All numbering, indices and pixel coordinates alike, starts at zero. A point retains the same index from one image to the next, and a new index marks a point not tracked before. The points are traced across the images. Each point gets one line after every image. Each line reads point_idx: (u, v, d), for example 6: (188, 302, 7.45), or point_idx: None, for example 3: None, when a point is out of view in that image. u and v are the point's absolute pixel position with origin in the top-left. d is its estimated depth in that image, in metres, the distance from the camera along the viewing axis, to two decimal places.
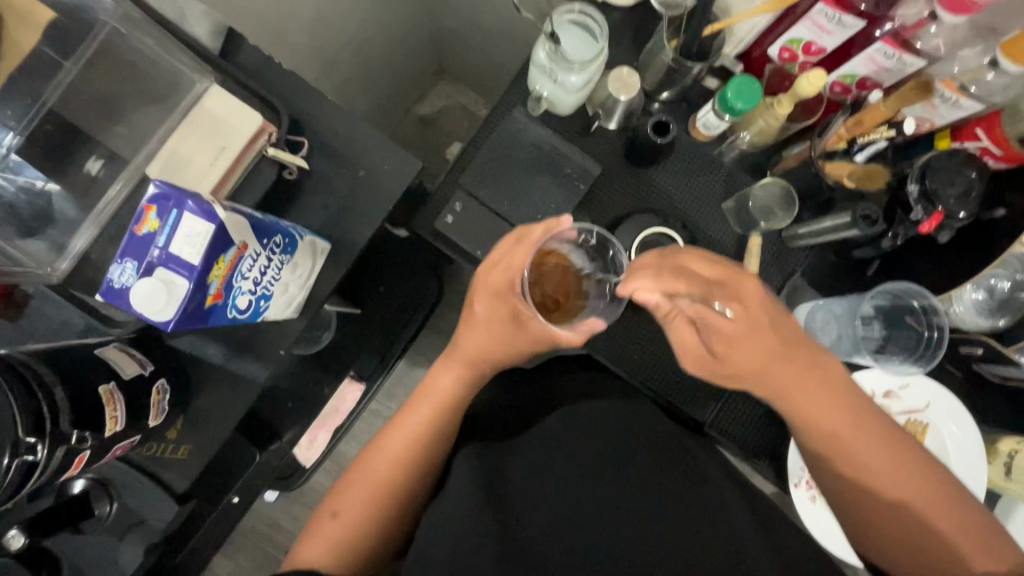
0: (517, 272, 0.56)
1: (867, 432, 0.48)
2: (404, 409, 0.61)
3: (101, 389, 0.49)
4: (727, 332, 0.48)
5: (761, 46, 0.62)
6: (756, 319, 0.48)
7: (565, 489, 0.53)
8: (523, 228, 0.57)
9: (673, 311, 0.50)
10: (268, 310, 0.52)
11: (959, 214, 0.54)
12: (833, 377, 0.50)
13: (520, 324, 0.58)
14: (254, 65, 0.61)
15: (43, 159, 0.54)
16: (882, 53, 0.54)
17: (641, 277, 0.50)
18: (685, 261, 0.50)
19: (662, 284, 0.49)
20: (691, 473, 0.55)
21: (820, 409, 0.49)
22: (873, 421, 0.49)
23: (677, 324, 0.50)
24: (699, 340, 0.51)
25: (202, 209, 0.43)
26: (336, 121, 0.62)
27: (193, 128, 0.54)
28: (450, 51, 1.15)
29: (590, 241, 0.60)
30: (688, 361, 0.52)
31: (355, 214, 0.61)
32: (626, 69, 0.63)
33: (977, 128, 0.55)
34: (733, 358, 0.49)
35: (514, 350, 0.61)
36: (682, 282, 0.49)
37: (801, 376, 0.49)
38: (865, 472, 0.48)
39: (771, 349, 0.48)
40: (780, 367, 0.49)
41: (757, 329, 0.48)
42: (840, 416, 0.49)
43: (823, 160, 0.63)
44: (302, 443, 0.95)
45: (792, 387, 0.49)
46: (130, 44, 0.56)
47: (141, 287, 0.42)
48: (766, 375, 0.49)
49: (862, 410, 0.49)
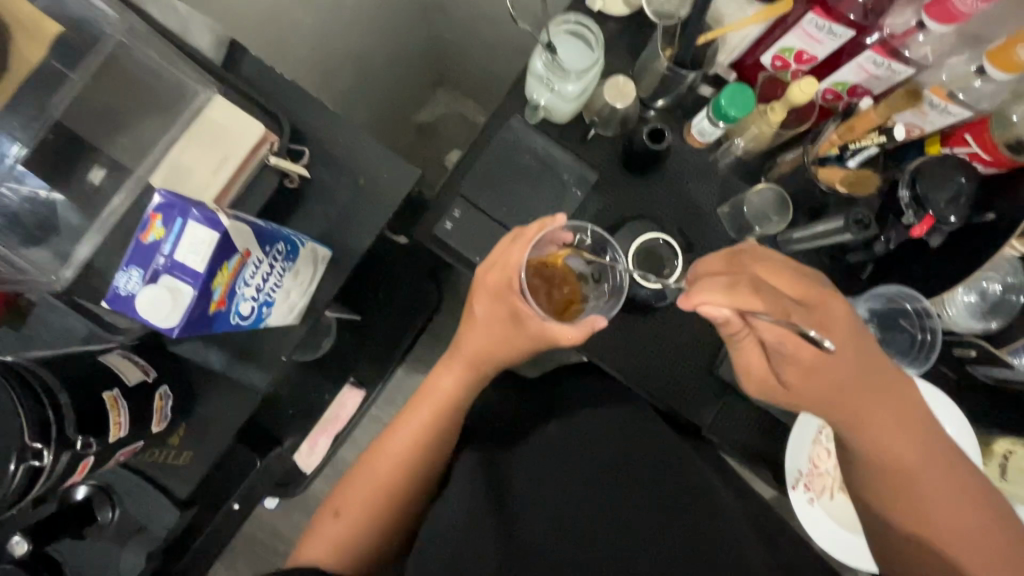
0: (515, 269, 0.56)
1: (942, 468, 0.48)
2: (404, 412, 0.61)
3: (105, 395, 0.49)
4: (812, 360, 0.46)
5: (753, 55, 0.63)
6: (848, 349, 0.47)
7: (569, 492, 0.54)
8: (519, 228, 0.58)
9: (741, 330, 0.47)
10: (269, 316, 0.53)
11: (951, 218, 0.55)
12: (914, 411, 0.49)
13: (520, 323, 0.58)
14: (256, 76, 0.62)
15: (47, 168, 0.55)
16: (871, 61, 0.55)
17: (709, 291, 0.47)
18: (773, 281, 0.48)
19: (734, 300, 0.46)
20: (691, 476, 0.55)
21: (898, 445, 0.48)
22: (945, 459, 0.49)
23: (748, 344, 0.48)
24: (770, 365, 0.49)
25: (207, 217, 0.43)
26: (337, 130, 0.63)
27: (196, 137, 0.55)
28: (448, 60, 1.17)
29: (585, 242, 0.62)
30: (750, 379, 0.51)
31: (355, 221, 0.62)
32: (623, 78, 0.64)
33: (966, 134, 0.56)
34: (817, 386, 0.47)
35: (514, 351, 0.60)
36: (759, 301, 0.46)
37: (885, 408, 0.48)
38: (928, 509, 0.48)
39: (854, 380, 0.47)
40: (866, 400, 0.47)
41: (851, 355, 0.47)
42: (916, 454, 0.48)
43: (816, 165, 0.64)
44: (302, 450, 0.95)
45: (876, 420, 0.48)
46: (134, 56, 0.57)
47: (146, 294, 0.43)
48: (849, 406, 0.48)
49: (933, 447, 0.49)
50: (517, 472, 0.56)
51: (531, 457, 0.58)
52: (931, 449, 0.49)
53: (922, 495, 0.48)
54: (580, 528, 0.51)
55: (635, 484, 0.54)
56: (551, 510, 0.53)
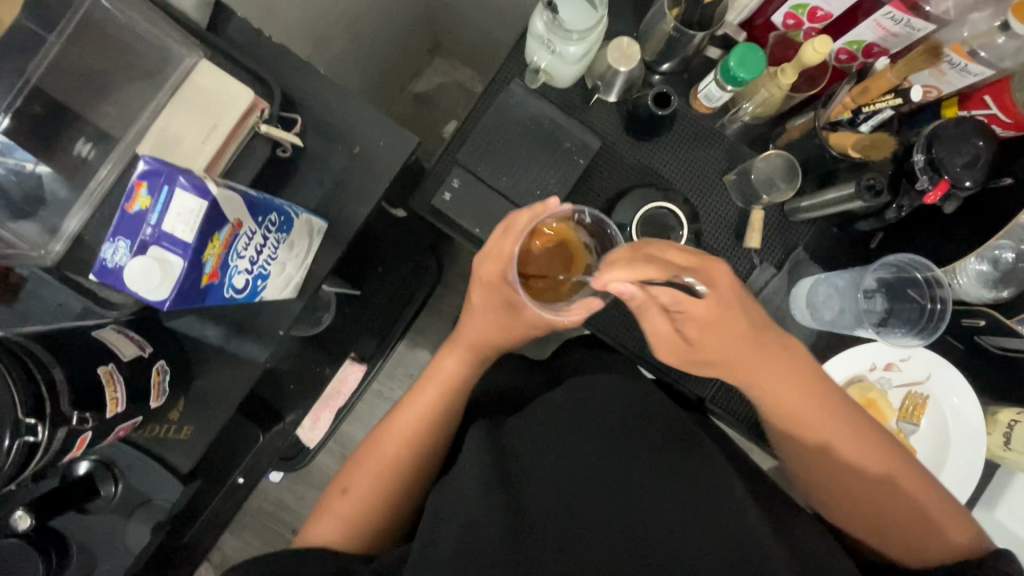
0: (508, 258, 0.56)
1: (834, 410, 0.49)
2: (411, 393, 0.62)
3: (100, 370, 0.48)
4: (699, 316, 0.48)
5: (765, 14, 0.61)
6: (729, 305, 0.48)
7: (573, 455, 0.53)
8: (509, 217, 0.56)
9: (647, 302, 0.48)
10: (265, 289, 0.52)
11: (965, 183, 0.53)
12: (801, 368, 0.50)
13: (516, 311, 0.60)
14: (246, 42, 0.59)
15: (32, 139, 0.52)
16: (890, 17, 0.52)
17: (616, 270, 0.48)
18: (658, 249, 0.49)
19: (635, 271, 0.47)
20: (692, 444, 0.55)
21: (796, 398, 0.49)
22: (841, 409, 0.49)
23: (650, 313, 0.49)
24: (672, 326, 0.50)
25: (194, 185, 0.42)
26: (330, 96, 0.60)
27: (182, 105, 0.53)
28: (445, 25, 1.12)
29: (583, 221, 0.59)
30: (659, 343, 0.52)
31: (352, 192, 0.60)
32: (627, 39, 0.62)
33: (985, 95, 0.53)
34: (706, 341, 0.49)
35: (514, 335, 0.62)
36: (656, 269, 0.47)
37: (767, 361, 0.49)
38: (829, 445, 0.49)
39: (738, 334, 0.48)
40: (749, 353, 0.49)
41: (729, 314, 0.48)
42: (809, 405, 0.49)
43: (827, 130, 0.61)
44: (305, 424, 0.95)
45: (761, 377, 0.49)
46: (115, 18, 0.54)
47: (134, 266, 0.41)
48: (733, 356, 0.49)
49: (837, 399, 0.50)
50: (520, 443, 0.56)
51: (536, 426, 0.58)
52: (827, 401, 0.49)
53: (837, 447, 0.49)
54: (587, 491, 0.50)
55: (643, 449, 0.53)
56: (552, 477, 0.52)
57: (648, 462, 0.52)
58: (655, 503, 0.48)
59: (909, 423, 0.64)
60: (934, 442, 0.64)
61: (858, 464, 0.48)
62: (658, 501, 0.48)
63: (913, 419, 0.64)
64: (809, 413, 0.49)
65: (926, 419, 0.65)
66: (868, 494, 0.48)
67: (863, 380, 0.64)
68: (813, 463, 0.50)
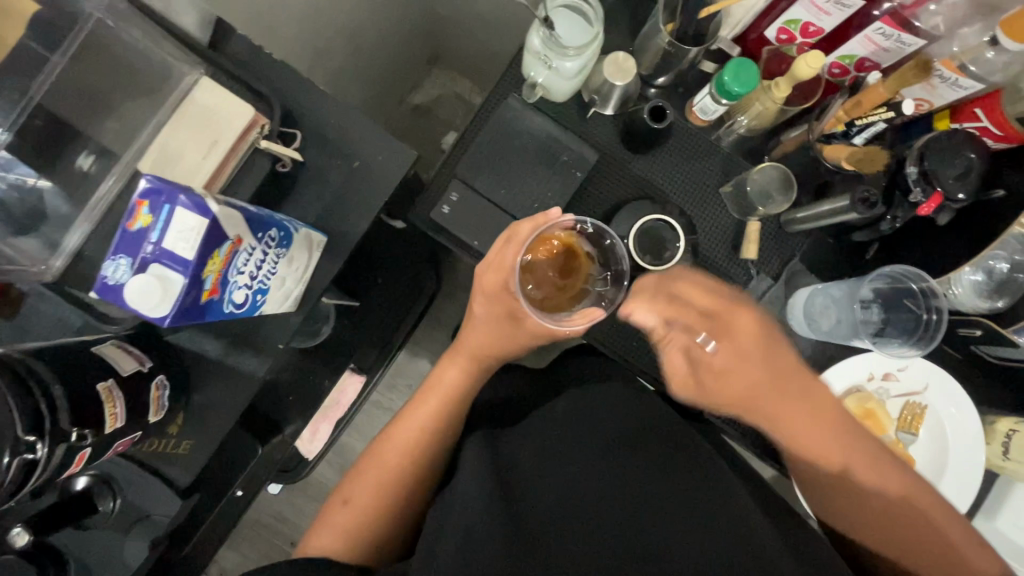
0: (511, 269, 0.57)
1: (850, 441, 0.50)
2: (413, 404, 0.62)
3: (100, 386, 0.48)
4: (716, 361, 0.51)
5: (758, 29, 0.61)
6: (749, 356, 0.50)
7: (572, 465, 0.53)
8: (511, 228, 0.57)
9: (666, 337, 0.52)
10: (265, 304, 0.52)
11: (958, 195, 0.53)
12: (819, 401, 0.51)
13: (517, 321, 0.60)
14: (245, 57, 0.60)
15: (34, 155, 0.53)
16: (880, 32, 0.53)
17: (639, 301, 0.52)
18: (683, 289, 0.52)
19: (658, 309, 0.51)
20: (691, 451, 0.55)
21: (815, 443, 0.50)
22: (859, 438, 0.51)
23: (670, 353, 0.53)
24: (688, 369, 0.53)
25: (195, 203, 0.42)
26: (329, 110, 0.61)
27: (183, 122, 0.53)
28: (444, 38, 1.13)
29: (585, 231, 0.60)
30: (678, 386, 0.54)
31: (351, 206, 0.61)
32: (623, 54, 0.62)
33: (976, 109, 0.54)
34: (723, 389, 0.51)
35: (515, 345, 0.62)
36: (677, 309, 0.51)
37: (783, 399, 0.50)
38: (853, 475, 0.50)
39: (755, 373, 0.50)
40: (767, 400, 0.50)
41: (748, 356, 0.50)
42: (828, 440, 0.50)
43: (822, 143, 0.63)
44: (304, 436, 0.95)
45: (780, 413, 0.51)
46: (117, 36, 0.55)
47: (134, 284, 0.41)
48: (749, 396, 0.51)
49: (854, 435, 0.51)
50: (521, 453, 0.56)
51: (538, 434, 0.58)
52: (850, 441, 0.50)
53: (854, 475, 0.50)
54: (584, 503, 0.50)
55: (643, 458, 0.53)
56: (552, 487, 0.52)
57: (648, 471, 0.52)
58: (654, 512, 0.48)
59: (907, 433, 0.65)
60: (932, 453, 0.65)
61: (882, 492, 0.49)
62: (657, 510, 0.49)
63: (912, 430, 0.64)
64: (825, 447, 0.50)
65: (925, 429, 0.65)
66: (896, 523, 0.48)
67: (862, 390, 0.64)
68: (837, 493, 0.51)
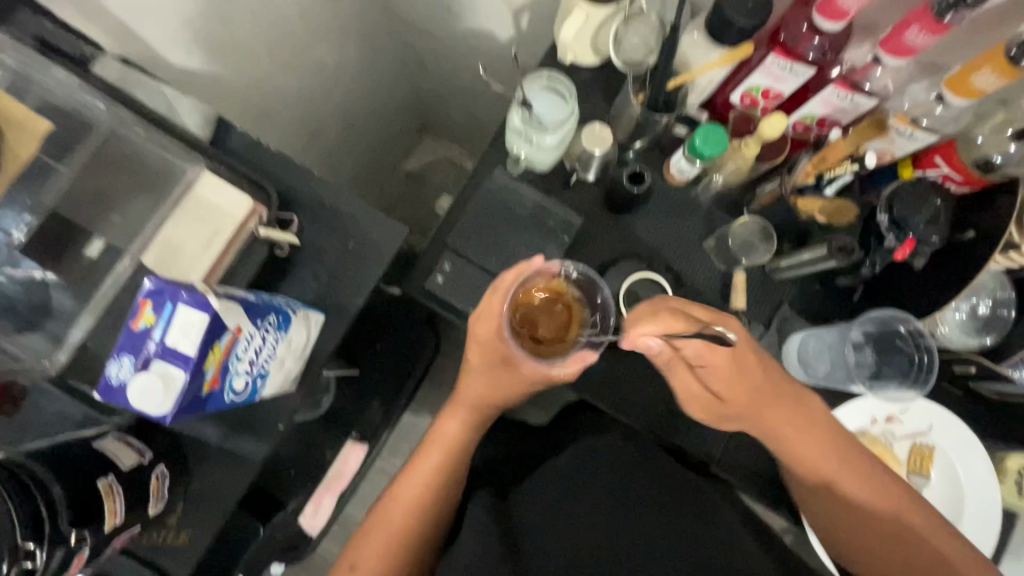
0: (500, 316, 0.57)
1: (850, 463, 0.55)
2: (416, 458, 0.61)
3: (100, 483, 0.49)
4: (724, 369, 0.52)
5: (723, 94, 0.65)
6: (745, 362, 0.53)
7: (584, 519, 0.53)
8: (497, 276, 0.58)
9: (674, 356, 0.53)
10: (264, 387, 0.53)
11: (932, 239, 0.55)
12: (819, 420, 0.56)
13: (512, 368, 0.59)
14: (243, 149, 0.63)
15: (43, 253, 0.55)
16: (836, 95, 0.57)
17: (645, 323, 0.53)
18: (688, 306, 0.54)
19: (662, 325, 0.52)
20: (701, 505, 0.54)
21: (809, 449, 0.55)
22: (846, 455, 0.55)
23: (678, 371, 0.54)
24: (702, 385, 0.54)
25: (197, 300, 0.44)
26: (324, 192, 0.64)
27: (187, 216, 0.56)
28: (433, 109, 1.20)
29: (571, 276, 0.62)
30: (691, 403, 0.56)
31: (347, 283, 0.63)
32: (599, 124, 0.66)
33: (936, 157, 0.57)
34: (732, 400, 0.54)
35: (510, 393, 0.62)
36: (682, 323, 0.53)
37: (786, 417, 0.55)
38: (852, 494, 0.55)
39: (759, 390, 0.54)
40: (767, 408, 0.54)
41: (746, 370, 0.53)
42: (826, 455, 0.55)
43: (795, 195, 0.65)
44: (306, 512, 0.89)
45: (781, 427, 0.55)
46: (124, 140, 0.58)
47: (138, 383, 0.43)
48: (754, 412, 0.55)
49: (842, 444, 0.56)
50: (529, 507, 0.56)
51: (543, 492, 0.57)
52: (827, 436, 0.56)
53: (836, 482, 0.55)
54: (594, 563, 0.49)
55: (652, 509, 0.53)
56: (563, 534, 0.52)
57: (655, 517, 0.53)
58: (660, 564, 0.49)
59: (919, 476, 0.64)
60: (946, 494, 0.64)
61: (879, 510, 0.54)
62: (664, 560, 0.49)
63: (923, 472, 0.63)
64: (821, 462, 0.55)
65: (936, 471, 0.64)
66: (895, 539, 0.53)
67: (868, 434, 0.64)
68: (832, 511, 0.55)
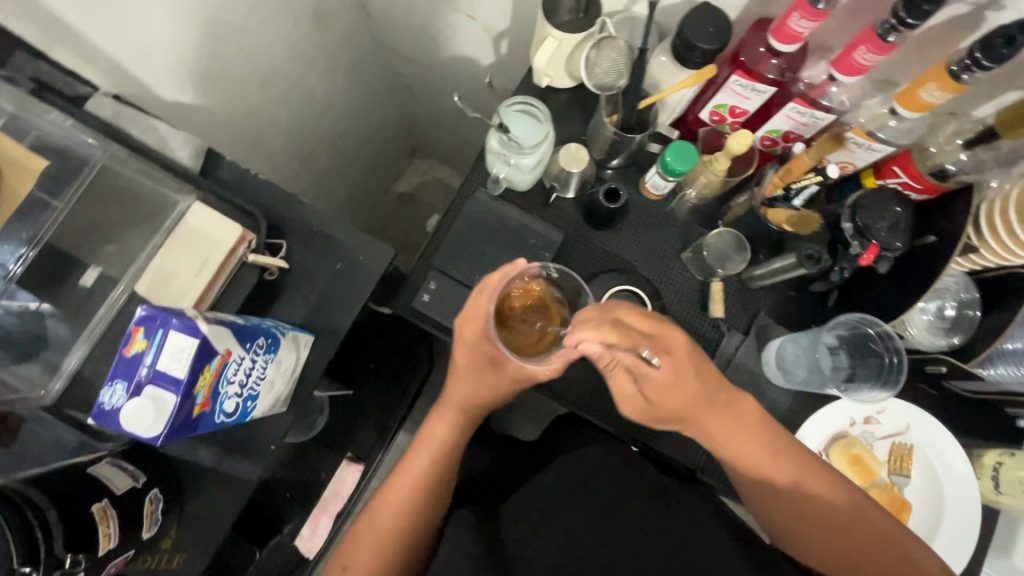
0: (486, 316, 0.58)
1: (806, 468, 0.55)
2: (403, 462, 0.63)
3: (94, 507, 0.50)
4: (658, 379, 0.52)
5: (694, 112, 0.69)
6: (682, 367, 0.52)
7: (565, 532, 0.54)
8: (483, 278, 0.60)
9: (613, 360, 0.53)
10: (254, 409, 0.55)
11: (895, 245, 0.57)
12: (767, 427, 0.56)
13: (499, 367, 0.61)
14: (234, 178, 0.66)
15: (39, 286, 0.57)
16: (796, 111, 0.60)
17: (584, 331, 0.53)
18: (625, 312, 0.53)
19: (602, 334, 0.52)
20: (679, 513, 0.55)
21: (753, 455, 0.55)
22: (804, 462, 0.56)
23: (617, 373, 0.55)
24: (635, 388, 0.55)
25: (186, 325, 0.45)
26: (313, 218, 0.66)
27: (178, 244, 0.58)
28: (421, 132, 1.23)
29: (551, 276, 0.63)
30: (625, 404, 0.57)
31: (336, 305, 0.65)
32: (574, 145, 0.69)
33: (894, 166, 0.59)
34: (667, 402, 0.54)
35: (498, 394, 0.63)
36: (617, 334, 0.52)
37: (713, 417, 0.55)
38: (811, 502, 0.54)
39: (692, 398, 0.54)
40: (702, 413, 0.55)
41: (683, 376, 0.53)
42: (776, 461, 0.55)
43: (765, 206, 0.69)
44: (304, 534, 0.92)
45: (715, 429, 0.56)
46: (118, 175, 0.61)
47: (131, 407, 0.44)
48: (683, 414, 0.55)
49: (796, 450, 0.56)
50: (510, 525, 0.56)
51: (525, 507, 0.58)
52: (772, 440, 0.56)
53: (806, 486, 0.55)
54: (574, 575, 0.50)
55: (633, 518, 0.54)
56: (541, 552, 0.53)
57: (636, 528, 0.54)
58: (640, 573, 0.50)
59: (901, 476, 0.65)
60: (926, 491, 0.65)
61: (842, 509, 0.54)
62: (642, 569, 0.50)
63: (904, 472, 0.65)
64: (767, 462, 0.55)
65: (916, 470, 0.66)
66: (863, 542, 0.52)
67: (846, 436, 0.66)
68: (791, 519, 0.54)
